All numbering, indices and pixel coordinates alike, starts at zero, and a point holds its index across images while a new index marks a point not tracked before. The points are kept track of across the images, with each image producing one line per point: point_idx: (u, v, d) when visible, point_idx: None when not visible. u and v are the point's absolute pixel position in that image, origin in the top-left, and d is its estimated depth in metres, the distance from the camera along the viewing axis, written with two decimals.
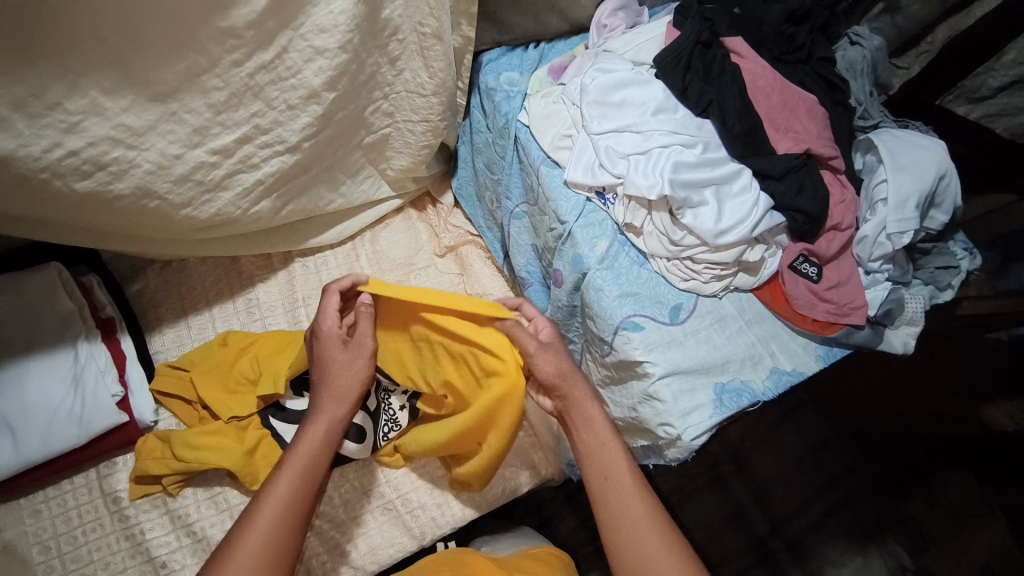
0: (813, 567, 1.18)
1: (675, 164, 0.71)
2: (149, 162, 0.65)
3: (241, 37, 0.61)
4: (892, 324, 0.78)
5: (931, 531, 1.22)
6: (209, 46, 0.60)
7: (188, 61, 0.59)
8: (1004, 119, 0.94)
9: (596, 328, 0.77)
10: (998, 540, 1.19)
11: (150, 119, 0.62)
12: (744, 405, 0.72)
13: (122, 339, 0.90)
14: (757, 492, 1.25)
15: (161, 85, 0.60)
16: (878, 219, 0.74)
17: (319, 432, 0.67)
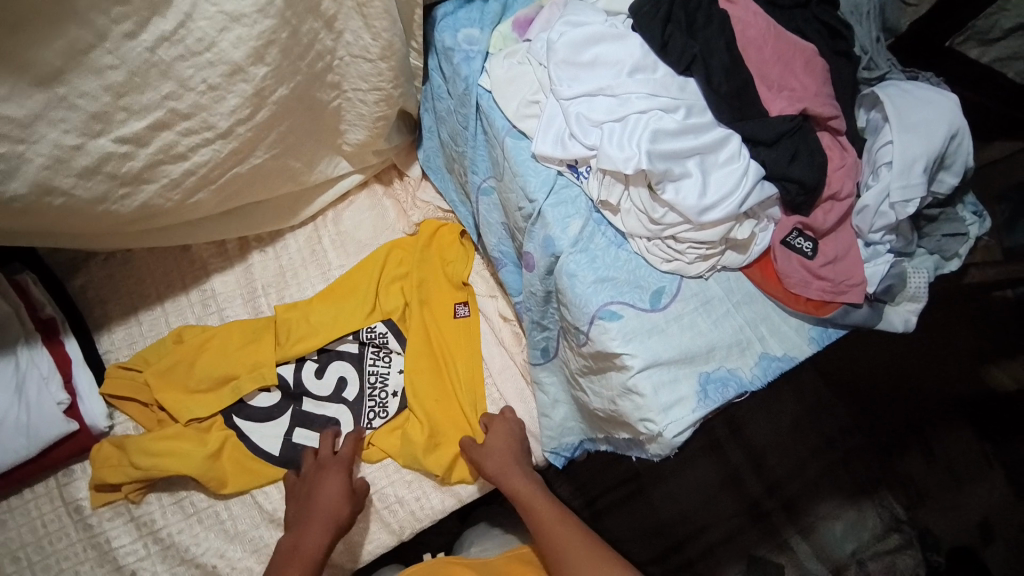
0: (806, 523, 1.16)
1: (653, 133, 0.63)
2: (44, 157, 0.57)
3: (127, 2, 0.52)
4: (893, 301, 0.72)
5: (927, 486, 1.18)
6: (90, 16, 0.51)
7: (70, 36, 0.51)
8: (1017, 62, 0.91)
9: (571, 317, 0.70)
10: (995, 493, 1.17)
11: (36, 107, 0.54)
12: (730, 396, 0.66)
13: (66, 342, 0.84)
14: (753, 456, 1.20)
15: (43, 67, 0.52)
16: (882, 186, 0.67)
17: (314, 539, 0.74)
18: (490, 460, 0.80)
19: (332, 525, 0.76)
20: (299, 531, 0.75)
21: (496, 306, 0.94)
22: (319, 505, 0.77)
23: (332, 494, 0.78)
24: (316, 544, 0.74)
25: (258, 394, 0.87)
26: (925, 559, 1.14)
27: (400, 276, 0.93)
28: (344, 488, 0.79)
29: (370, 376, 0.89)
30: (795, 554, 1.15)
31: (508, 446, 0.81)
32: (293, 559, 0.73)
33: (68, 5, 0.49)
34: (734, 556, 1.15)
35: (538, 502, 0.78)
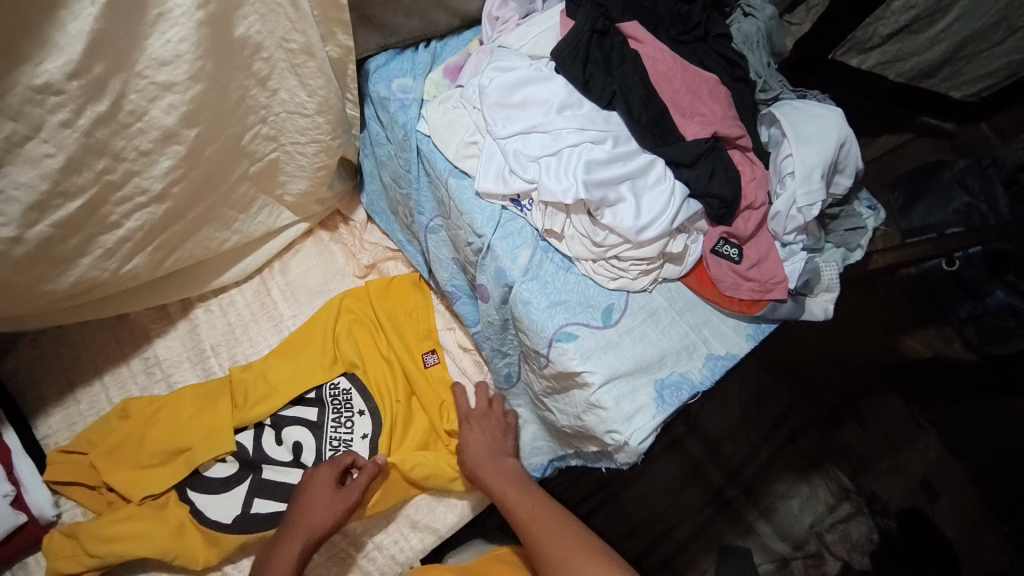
0: (765, 504, 1.23)
1: (586, 164, 0.68)
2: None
3: (64, 92, 0.50)
4: (811, 292, 0.80)
5: (866, 453, 1.28)
6: (26, 109, 0.49)
7: (3, 127, 0.49)
8: (897, 65, 1.01)
9: (530, 341, 0.73)
10: (930, 453, 1.29)
11: None
12: (685, 399, 0.71)
13: (3, 433, 0.78)
14: (710, 447, 1.27)
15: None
16: (788, 194, 0.75)
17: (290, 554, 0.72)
18: (473, 443, 0.83)
19: (309, 535, 0.74)
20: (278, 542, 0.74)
21: (455, 338, 0.99)
22: (303, 515, 0.76)
23: (318, 509, 0.76)
24: (286, 557, 0.72)
25: (214, 464, 0.85)
26: (875, 522, 1.23)
27: (352, 330, 0.95)
28: (328, 497, 0.77)
29: (331, 436, 0.89)
30: (760, 537, 1.20)
31: (488, 436, 0.84)
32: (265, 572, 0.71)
33: (1, 97, 0.47)
34: (705, 547, 1.20)
35: (517, 493, 0.76)
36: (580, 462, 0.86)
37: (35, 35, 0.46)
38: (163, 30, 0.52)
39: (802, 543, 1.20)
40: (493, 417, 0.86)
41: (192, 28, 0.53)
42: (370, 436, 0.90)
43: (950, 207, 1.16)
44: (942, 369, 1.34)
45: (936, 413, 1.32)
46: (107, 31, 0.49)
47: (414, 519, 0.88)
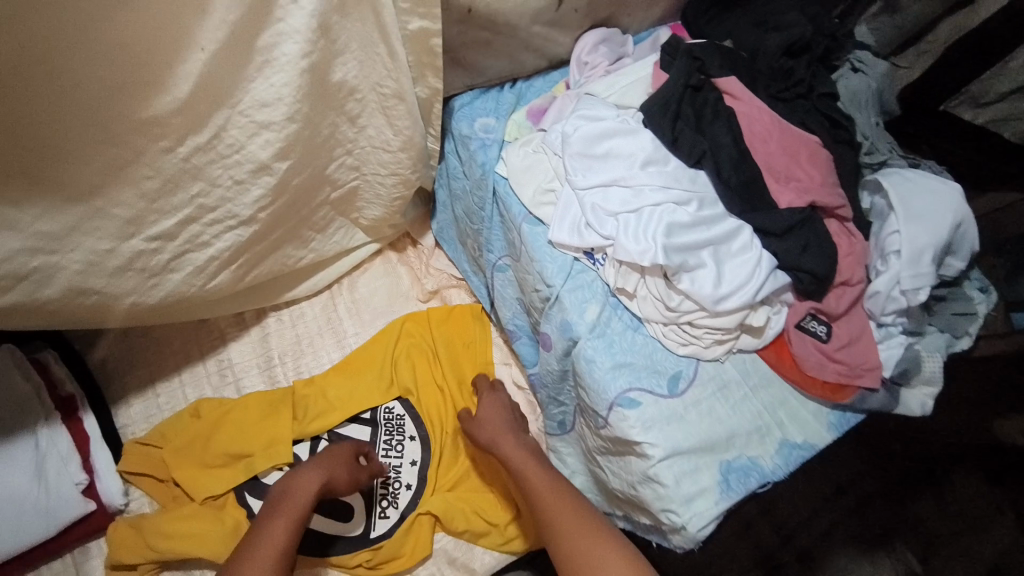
0: None
1: (667, 227, 0.65)
2: (79, 262, 0.56)
3: (167, 125, 0.53)
4: (908, 383, 0.72)
5: (937, 532, 1.13)
6: (132, 138, 0.52)
7: (107, 153, 0.52)
8: (1011, 123, 0.86)
9: (589, 400, 0.71)
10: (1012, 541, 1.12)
11: (71, 221, 0.53)
12: (752, 486, 0.66)
13: (85, 419, 0.84)
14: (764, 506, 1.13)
15: (80, 186, 0.52)
16: (891, 274, 0.68)
17: (311, 485, 0.75)
18: (489, 406, 0.86)
19: (329, 477, 0.77)
20: (298, 476, 0.77)
21: (510, 373, 0.98)
22: (325, 461, 0.79)
23: (339, 460, 0.81)
24: (307, 489, 0.75)
25: (272, 472, 0.87)
26: None
27: (411, 356, 0.97)
28: (347, 454, 0.82)
29: (382, 459, 0.91)
30: None
31: (499, 417, 0.84)
32: (285, 500, 0.73)
33: (109, 127, 0.50)
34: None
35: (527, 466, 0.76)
36: (628, 525, 0.83)
37: (147, 77, 0.48)
38: (268, 75, 0.54)
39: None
40: (498, 402, 0.88)
41: (295, 75, 0.54)
42: (419, 465, 0.92)
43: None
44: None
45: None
46: (211, 74, 0.51)
47: (451, 555, 0.88)
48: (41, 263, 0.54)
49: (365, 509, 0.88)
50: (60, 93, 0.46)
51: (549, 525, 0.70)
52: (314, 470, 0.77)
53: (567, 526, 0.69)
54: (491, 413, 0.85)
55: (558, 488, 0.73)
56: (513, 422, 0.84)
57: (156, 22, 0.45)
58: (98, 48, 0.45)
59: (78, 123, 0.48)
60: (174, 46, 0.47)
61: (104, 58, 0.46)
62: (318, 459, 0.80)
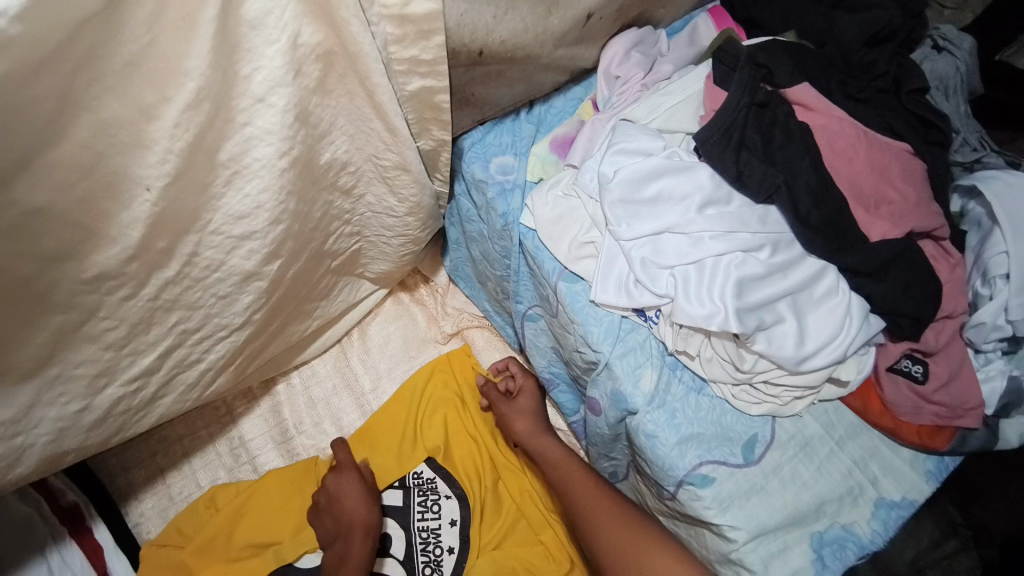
0: None
1: (738, 283, 0.55)
2: (45, 434, 0.46)
3: (123, 274, 0.42)
4: (1009, 415, 0.63)
5: None
6: (79, 299, 0.42)
7: (55, 322, 0.41)
8: None
9: (653, 475, 0.63)
10: None
11: (25, 400, 0.43)
12: (850, 560, 0.59)
13: (97, 530, 0.77)
14: None
15: (24, 363, 0.41)
16: (999, 301, 0.59)
17: (360, 545, 0.73)
18: (524, 398, 0.83)
19: (369, 530, 0.75)
20: (344, 538, 0.74)
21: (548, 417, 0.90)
22: (355, 513, 0.76)
23: (360, 499, 0.77)
24: (362, 549, 0.73)
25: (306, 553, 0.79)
26: None
27: (437, 409, 0.88)
28: (363, 487, 0.79)
29: (416, 526, 0.82)
30: None
31: (532, 409, 0.82)
32: (342, 573, 0.71)
33: (43, 298, 0.40)
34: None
35: (563, 462, 0.74)
36: None
37: (81, 233, 0.39)
38: (240, 186, 0.44)
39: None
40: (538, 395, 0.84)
41: (272, 177, 0.45)
42: (459, 525, 0.81)
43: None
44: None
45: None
46: (168, 208, 0.42)
47: None
48: (2, 448, 0.44)
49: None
50: None
51: (581, 514, 0.69)
52: (353, 528, 0.75)
53: (598, 514, 0.67)
54: (527, 404, 0.82)
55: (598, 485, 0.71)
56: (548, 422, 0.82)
57: (81, 172, 0.36)
58: (7, 222, 0.35)
59: (7, 305, 0.39)
60: (107, 192, 0.38)
61: (20, 231, 0.36)
62: (344, 510, 0.76)
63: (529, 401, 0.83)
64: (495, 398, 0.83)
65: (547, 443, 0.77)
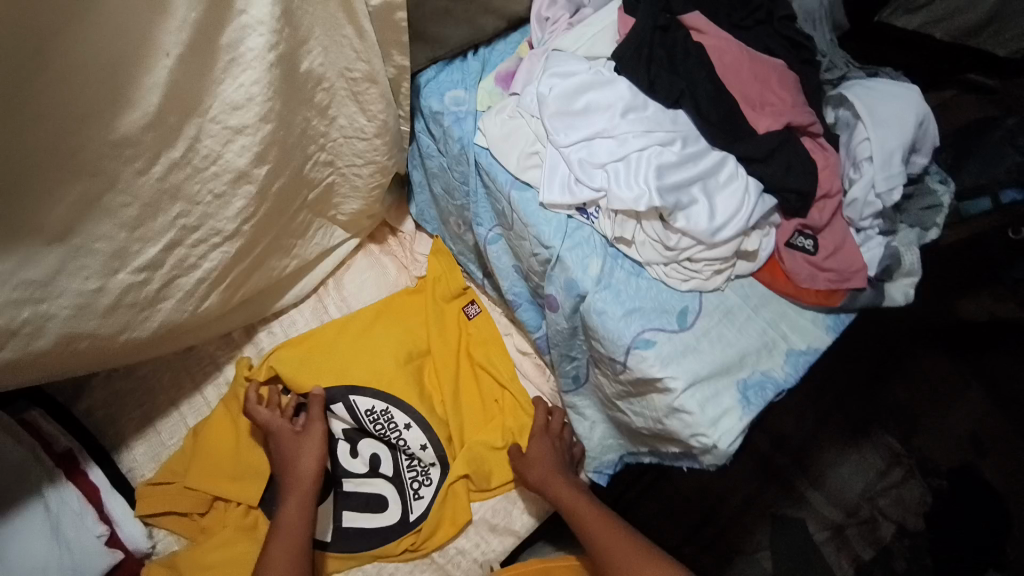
0: (816, 473, 1.29)
1: (658, 169, 0.66)
2: (67, 306, 0.53)
3: (139, 144, 0.50)
4: (891, 278, 0.77)
5: (917, 414, 1.33)
6: (102, 164, 0.49)
7: (82, 184, 0.49)
8: (943, 23, 1.08)
9: (605, 349, 0.73)
10: (977, 409, 1.33)
11: (53, 265, 0.50)
12: (770, 397, 0.71)
13: (91, 472, 0.80)
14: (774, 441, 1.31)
15: (55, 225, 0.49)
16: (866, 179, 0.72)
17: (291, 508, 0.79)
18: (535, 445, 0.89)
19: (306, 485, 0.81)
20: (281, 502, 0.80)
21: (514, 343, 1.00)
22: (299, 469, 0.82)
23: (299, 454, 0.83)
24: (293, 510, 0.79)
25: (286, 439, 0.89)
26: (928, 483, 1.28)
27: (411, 338, 0.97)
28: (302, 444, 0.83)
29: (401, 447, 0.92)
30: (812, 504, 1.27)
31: (546, 453, 0.88)
32: (274, 530, 0.78)
33: (75, 157, 0.47)
34: (760, 521, 1.26)
35: (577, 504, 0.83)
36: (654, 459, 0.88)
37: (114, 90, 0.46)
38: (236, 75, 0.53)
39: (855, 509, 1.27)
40: (549, 444, 0.90)
41: (263, 70, 0.53)
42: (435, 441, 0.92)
43: (1002, 166, 0.98)
44: (974, 334, 1.37)
45: (977, 372, 1.35)
46: (181, 81, 0.49)
47: (490, 525, 0.91)
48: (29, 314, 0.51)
49: (396, 499, 0.90)
50: (22, 126, 0.43)
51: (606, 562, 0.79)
52: (286, 490, 0.80)
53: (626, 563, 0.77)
54: (541, 462, 0.87)
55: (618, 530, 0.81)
56: (564, 462, 0.89)
57: (116, 33, 0.44)
58: (58, 70, 0.43)
59: (48, 157, 0.46)
60: (139, 55, 0.46)
61: (63, 86, 0.44)
62: (284, 466, 0.82)
63: (540, 453, 0.88)
64: (513, 455, 0.90)
65: (565, 489, 0.84)
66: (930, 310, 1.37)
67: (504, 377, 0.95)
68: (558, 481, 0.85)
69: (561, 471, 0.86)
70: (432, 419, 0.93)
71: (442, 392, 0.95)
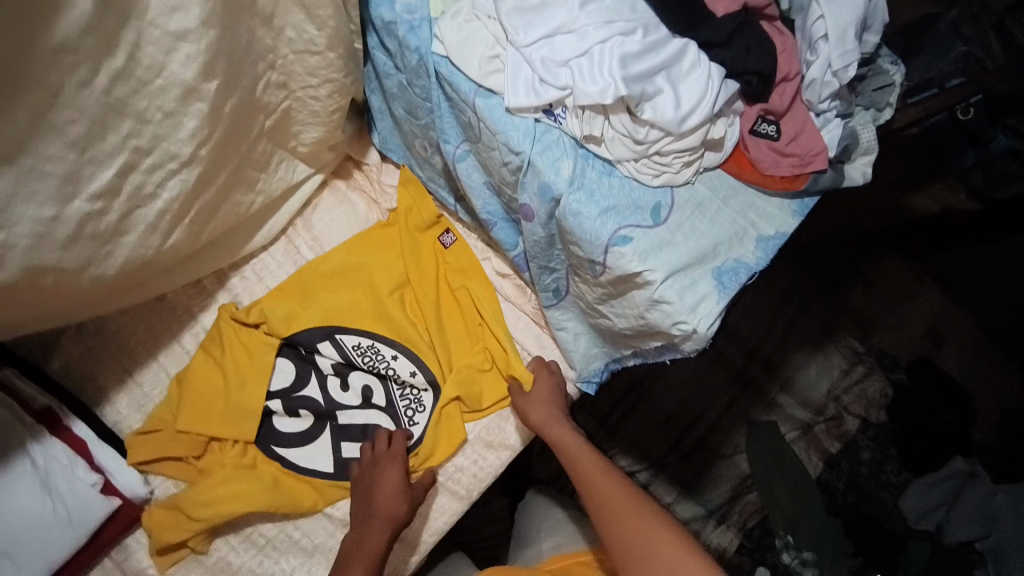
0: (785, 377, 1.37)
1: (621, 59, 0.66)
2: (25, 236, 0.51)
3: (78, 49, 0.47)
4: (850, 159, 0.80)
5: (871, 313, 1.40)
6: (44, 74, 0.46)
7: (30, 99, 0.46)
8: None
9: (584, 252, 0.75)
10: (932, 303, 1.41)
11: (6, 188, 0.48)
12: (743, 280, 0.74)
13: (74, 426, 0.80)
14: (747, 351, 1.37)
15: (5, 143, 0.46)
16: (823, 59, 0.73)
17: (376, 539, 0.81)
18: (540, 389, 0.91)
19: (393, 520, 0.82)
20: (366, 529, 0.81)
21: (494, 266, 0.99)
22: (383, 505, 0.83)
23: (388, 491, 0.83)
24: (378, 542, 0.80)
25: (273, 377, 0.90)
26: (886, 376, 1.38)
27: (388, 269, 0.96)
28: (400, 482, 0.84)
29: (392, 376, 0.93)
30: (783, 407, 1.35)
31: (550, 401, 0.90)
32: (355, 555, 0.80)
33: (17, 68, 0.44)
34: (735, 425, 1.34)
35: (574, 447, 0.87)
36: (638, 361, 0.91)
37: None
38: None
39: (821, 408, 1.36)
40: (553, 385, 0.92)
41: None
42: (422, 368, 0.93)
43: (949, 57, 1.07)
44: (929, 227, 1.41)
45: (930, 266, 1.42)
46: None
47: (486, 441, 0.94)
48: None
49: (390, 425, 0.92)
50: None
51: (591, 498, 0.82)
52: (373, 521, 0.82)
53: (613, 501, 0.79)
54: (544, 404, 0.90)
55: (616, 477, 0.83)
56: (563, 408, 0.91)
57: None
58: None
59: None
60: None
61: None
62: (373, 497, 0.83)
63: (545, 394, 0.91)
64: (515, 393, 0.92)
65: (563, 429, 0.88)
66: (885, 210, 1.43)
67: (485, 301, 0.95)
68: (557, 421, 0.89)
69: (561, 414, 0.89)
70: (419, 347, 0.94)
71: (425, 320, 0.95)
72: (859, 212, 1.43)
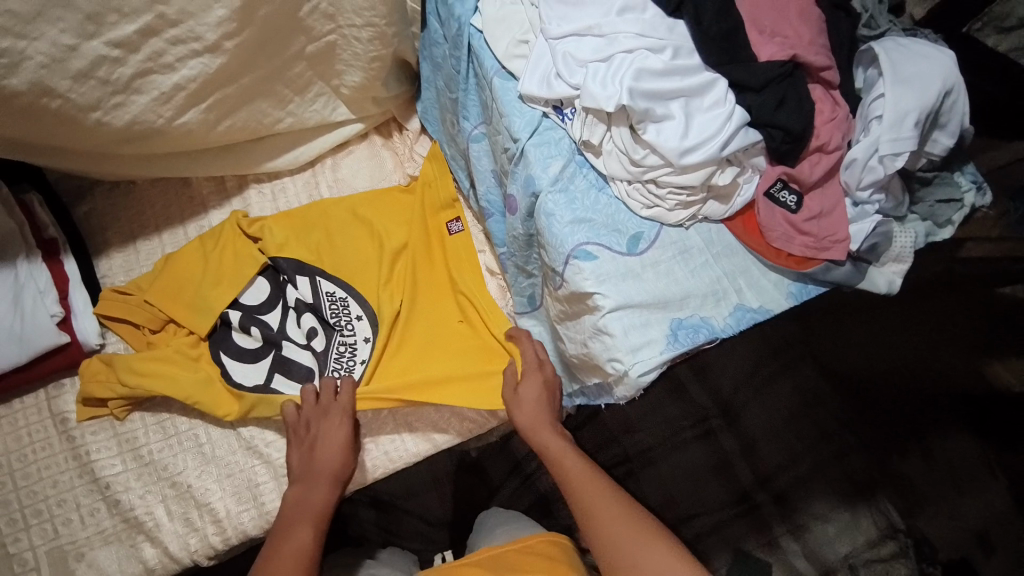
0: (798, 522, 1.18)
1: (637, 71, 0.63)
2: (43, 52, 0.63)
3: None
4: (878, 261, 0.70)
5: (925, 490, 1.19)
6: None
7: None
8: None
9: (548, 259, 0.71)
10: (996, 502, 1.17)
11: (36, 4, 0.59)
12: (701, 341, 0.66)
13: (65, 261, 0.90)
14: (760, 478, 1.20)
15: None
16: (870, 140, 0.65)
17: (323, 496, 0.76)
18: (531, 384, 0.81)
19: (337, 480, 0.78)
20: (312, 483, 0.77)
21: (485, 260, 0.98)
22: (325, 462, 0.79)
23: (334, 446, 0.80)
24: (326, 496, 0.76)
25: (248, 290, 0.93)
26: (921, 568, 1.14)
27: (392, 223, 0.96)
28: (345, 439, 0.81)
29: (348, 334, 0.92)
30: (785, 554, 1.16)
31: (543, 401, 0.80)
32: (302, 512, 0.74)
33: None
34: (721, 548, 1.17)
35: (566, 458, 0.75)
36: (583, 401, 0.85)
37: None
38: None
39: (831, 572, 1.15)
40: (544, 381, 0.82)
41: None
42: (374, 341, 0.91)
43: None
44: (1000, 406, 1.20)
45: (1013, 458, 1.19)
46: None
47: (411, 425, 0.91)
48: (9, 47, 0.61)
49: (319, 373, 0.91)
50: None
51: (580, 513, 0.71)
52: (319, 477, 0.77)
53: (610, 521, 0.68)
54: (533, 405, 0.79)
55: (606, 491, 0.72)
56: (554, 408, 0.81)
57: None
58: None
59: None
60: None
61: None
62: (315, 456, 0.79)
63: (535, 391, 0.81)
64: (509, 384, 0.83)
65: (552, 438, 0.77)
66: (960, 371, 1.22)
67: (468, 295, 0.92)
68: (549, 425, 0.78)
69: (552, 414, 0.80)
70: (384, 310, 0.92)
71: (403, 291, 0.93)
72: (931, 366, 1.22)
